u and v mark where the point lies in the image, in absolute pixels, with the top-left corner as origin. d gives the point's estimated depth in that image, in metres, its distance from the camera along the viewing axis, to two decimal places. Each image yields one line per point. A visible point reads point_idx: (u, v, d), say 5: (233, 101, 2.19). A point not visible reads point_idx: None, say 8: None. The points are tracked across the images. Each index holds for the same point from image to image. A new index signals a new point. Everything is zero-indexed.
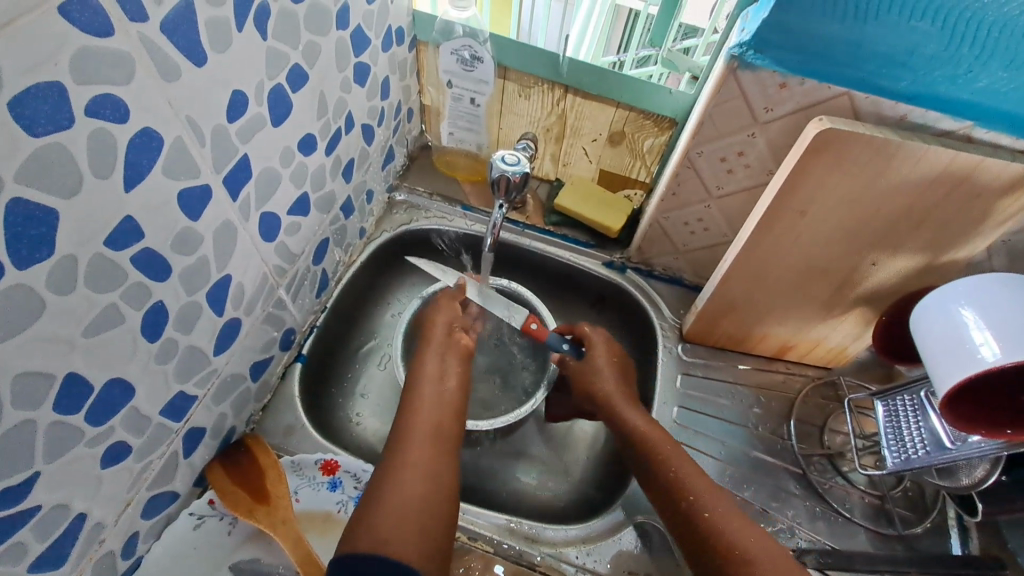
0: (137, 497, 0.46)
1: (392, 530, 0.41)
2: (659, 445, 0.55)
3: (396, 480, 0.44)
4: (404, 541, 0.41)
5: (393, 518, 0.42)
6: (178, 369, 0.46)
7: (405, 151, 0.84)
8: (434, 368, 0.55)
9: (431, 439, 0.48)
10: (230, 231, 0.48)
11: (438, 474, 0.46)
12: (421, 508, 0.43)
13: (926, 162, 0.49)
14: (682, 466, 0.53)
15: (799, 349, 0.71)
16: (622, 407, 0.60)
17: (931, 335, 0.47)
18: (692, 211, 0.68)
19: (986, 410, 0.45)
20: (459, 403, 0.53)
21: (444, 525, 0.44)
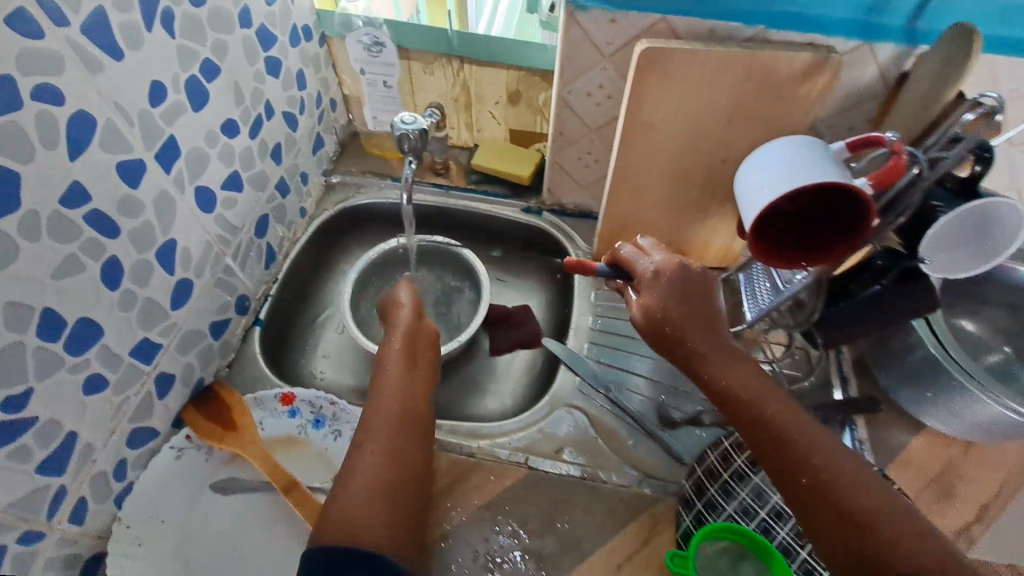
0: (120, 427, 0.56)
1: (356, 524, 0.46)
2: (791, 429, 0.47)
3: (368, 471, 0.49)
4: (374, 533, 0.46)
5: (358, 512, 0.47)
6: (140, 318, 0.56)
7: (335, 138, 0.94)
8: (399, 358, 0.60)
9: (398, 424, 0.53)
10: (168, 200, 0.58)
11: (400, 469, 0.51)
12: (376, 496, 0.48)
13: (735, 64, 0.59)
14: (829, 458, 0.46)
15: (693, 254, 0.81)
16: (750, 375, 0.51)
17: (741, 198, 0.56)
18: (580, 146, 0.78)
19: (800, 244, 0.51)
20: (421, 392, 0.58)
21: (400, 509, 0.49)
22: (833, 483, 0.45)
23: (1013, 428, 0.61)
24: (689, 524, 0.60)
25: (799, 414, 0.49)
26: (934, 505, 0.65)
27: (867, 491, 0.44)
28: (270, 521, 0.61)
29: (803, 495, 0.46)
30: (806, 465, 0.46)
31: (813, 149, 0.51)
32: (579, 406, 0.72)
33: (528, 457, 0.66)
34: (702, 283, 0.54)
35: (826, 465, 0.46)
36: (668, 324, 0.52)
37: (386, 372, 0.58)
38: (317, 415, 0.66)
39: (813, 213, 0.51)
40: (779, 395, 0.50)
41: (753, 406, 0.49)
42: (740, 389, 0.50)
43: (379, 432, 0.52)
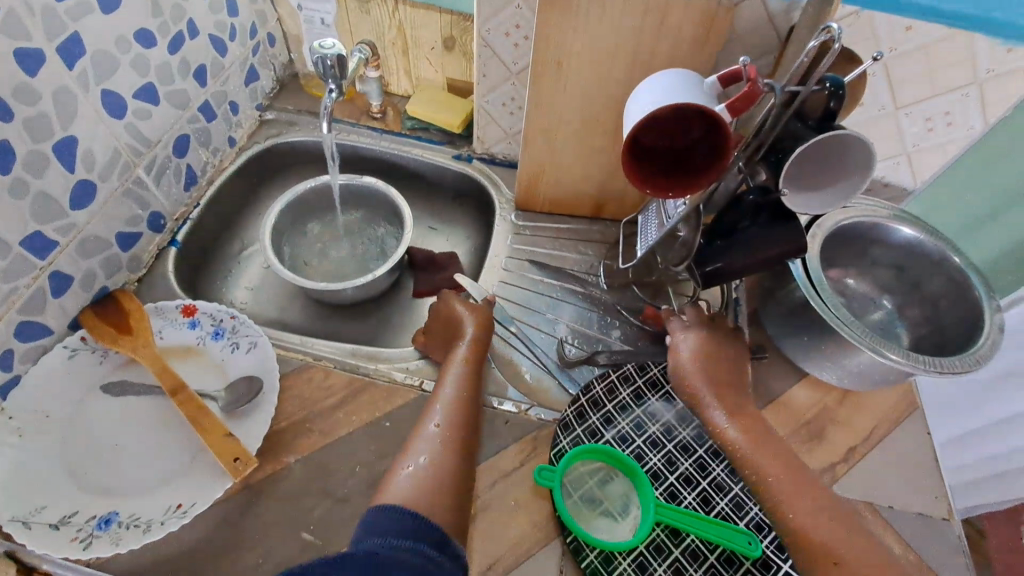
0: (7, 315, 0.56)
1: (419, 499, 0.48)
2: (790, 491, 0.54)
3: (430, 460, 0.52)
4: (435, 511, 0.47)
5: (432, 492, 0.49)
6: (33, 208, 0.57)
7: (272, 74, 0.94)
8: (466, 361, 0.62)
9: (471, 428, 0.56)
10: (70, 96, 0.58)
11: (466, 463, 0.53)
12: (443, 482, 0.50)
13: (634, 5, 0.61)
14: (823, 519, 0.52)
15: (610, 205, 0.83)
16: (771, 443, 0.57)
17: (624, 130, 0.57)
18: (504, 90, 0.80)
19: (669, 175, 0.53)
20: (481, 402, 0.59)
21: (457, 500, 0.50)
22: (814, 534, 0.51)
23: (878, 372, 0.65)
24: (565, 445, 0.62)
25: (815, 486, 0.54)
26: (805, 445, 0.68)
27: (854, 552, 0.50)
28: (157, 421, 0.62)
29: (798, 543, 0.52)
30: (800, 518, 0.52)
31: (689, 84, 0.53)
32: None
33: (422, 380, 0.66)
34: (720, 347, 0.63)
35: (818, 519, 0.52)
36: (689, 377, 0.61)
37: (460, 373, 0.60)
38: (216, 326, 0.67)
39: (681, 150, 0.53)
40: (786, 453, 0.56)
41: (754, 461, 0.56)
42: (761, 452, 0.56)
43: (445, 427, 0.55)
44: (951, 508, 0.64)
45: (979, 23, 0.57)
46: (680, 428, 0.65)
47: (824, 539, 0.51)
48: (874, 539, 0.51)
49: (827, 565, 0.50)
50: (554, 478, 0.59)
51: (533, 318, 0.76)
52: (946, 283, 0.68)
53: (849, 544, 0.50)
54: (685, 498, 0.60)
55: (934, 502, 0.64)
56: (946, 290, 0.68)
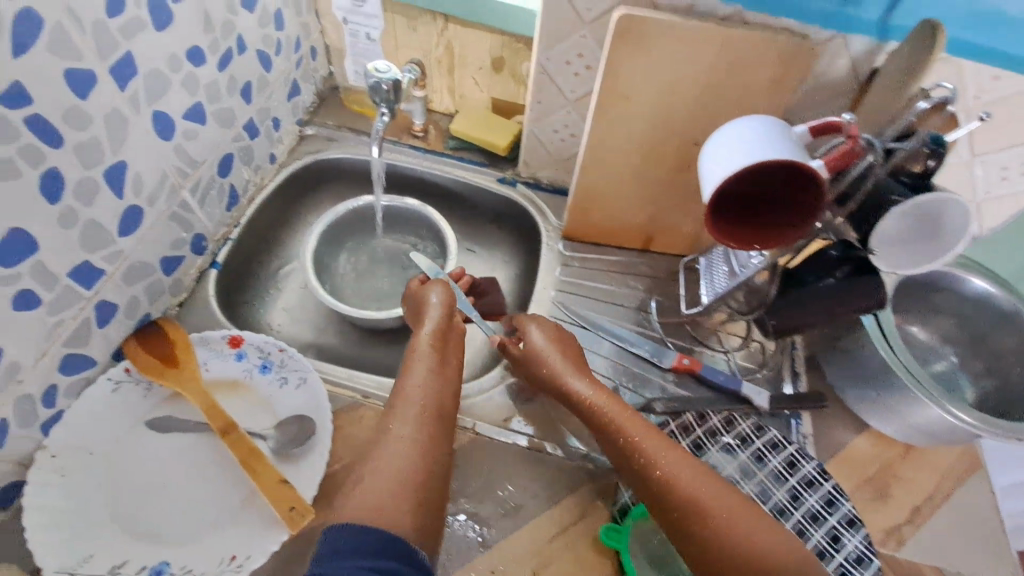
0: (52, 350, 0.54)
1: (377, 502, 0.44)
2: (648, 443, 0.52)
3: (389, 447, 0.49)
4: (390, 514, 0.44)
5: (382, 489, 0.45)
6: (82, 238, 0.54)
7: (312, 89, 0.92)
8: (430, 346, 0.60)
9: (426, 422, 0.52)
10: (122, 119, 0.55)
11: (431, 458, 0.49)
12: (393, 481, 0.46)
13: (711, 40, 0.59)
14: (682, 475, 0.50)
15: (661, 238, 0.81)
16: (615, 409, 0.56)
17: (701, 181, 0.56)
18: (559, 117, 0.77)
19: (746, 226, 0.51)
20: (444, 395, 0.56)
21: (425, 508, 0.46)
22: (678, 490, 0.49)
23: (950, 433, 0.63)
24: (628, 500, 0.60)
25: (675, 448, 0.52)
26: (868, 501, 0.66)
27: (703, 491, 0.48)
28: (204, 460, 0.59)
29: (651, 494, 0.51)
30: (646, 467, 0.51)
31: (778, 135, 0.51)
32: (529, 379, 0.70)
33: (476, 424, 0.66)
34: (562, 330, 0.66)
35: (666, 463, 0.51)
36: (551, 358, 0.62)
37: (414, 359, 0.58)
38: (264, 359, 0.64)
39: (766, 202, 0.51)
40: (642, 416, 0.55)
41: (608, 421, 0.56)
42: (608, 419, 0.56)
43: (405, 411, 0.52)
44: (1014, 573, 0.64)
45: None
46: (744, 484, 0.61)
47: (667, 482, 0.50)
48: (709, 475, 0.50)
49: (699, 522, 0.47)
50: (622, 539, 0.57)
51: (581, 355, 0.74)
52: (1020, 342, 0.67)
53: (697, 482, 0.49)
54: None
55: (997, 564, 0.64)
56: (1019, 347, 0.67)
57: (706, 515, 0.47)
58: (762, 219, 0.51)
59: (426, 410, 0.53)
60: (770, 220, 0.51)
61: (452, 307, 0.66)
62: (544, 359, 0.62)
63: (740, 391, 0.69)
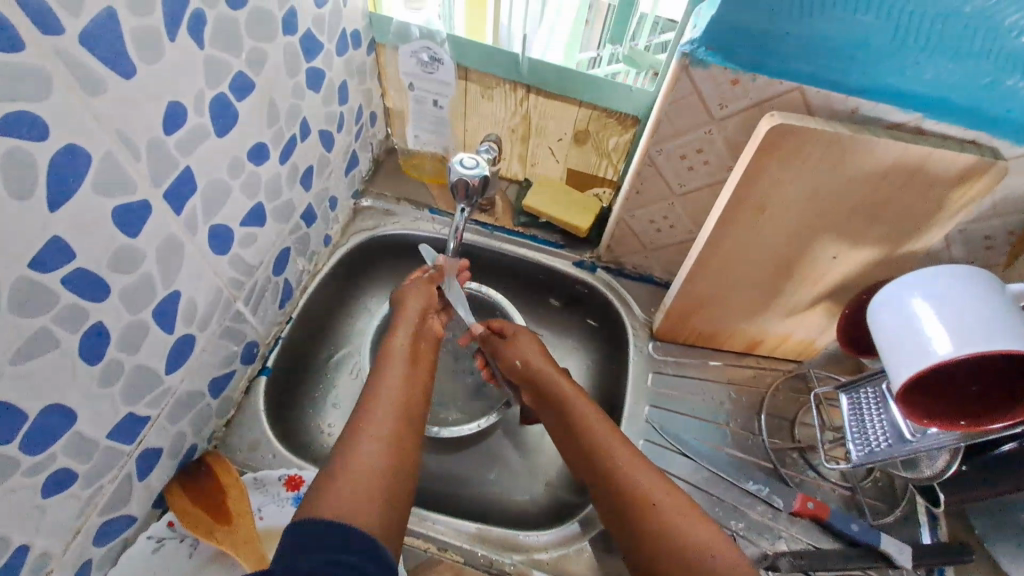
0: (87, 524, 0.45)
1: (358, 491, 0.41)
2: (614, 450, 0.52)
3: (369, 441, 0.45)
4: (363, 508, 0.40)
5: (360, 481, 0.42)
6: (125, 390, 0.45)
7: (370, 155, 0.83)
8: (406, 346, 0.56)
9: (403, 417, 0.48)
10: (176, 246, 0.46)
11: (409, 456, 0.46)
12: (378, 474, 0.43)
13: (880, 155, 0.49)
14: (646, 480, 0.49)
15: (768, 344, 0.71)
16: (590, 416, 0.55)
17: (883, 320, 0.47)
18: (657, 209, 0.67)
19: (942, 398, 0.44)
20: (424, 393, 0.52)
21: (398, 502, 0.43)
22: (637, 491, 0.48)
23: None
24: None
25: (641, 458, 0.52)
26: None
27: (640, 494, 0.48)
28: None
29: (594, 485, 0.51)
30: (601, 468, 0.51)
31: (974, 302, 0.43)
32: None
33: None
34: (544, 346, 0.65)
35: (617, 467, 0.50)
36: (532, 364, 0.61)
37: (389, 359, 0.54)
38: None
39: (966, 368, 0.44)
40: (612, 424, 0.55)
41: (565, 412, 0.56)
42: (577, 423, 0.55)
43: (378, 413, 0.47)
44: None
45: None
46: None
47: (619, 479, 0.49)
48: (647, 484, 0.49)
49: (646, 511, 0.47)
50: None
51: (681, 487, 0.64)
52: None
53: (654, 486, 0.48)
54: None
55: None
56: None
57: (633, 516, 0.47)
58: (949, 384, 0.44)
59: (404, 405, 0.49)
60: (964, 389, 0.44)
61: (429, 310, 0.62)
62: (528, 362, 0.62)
63: (880, 545, 0.58)
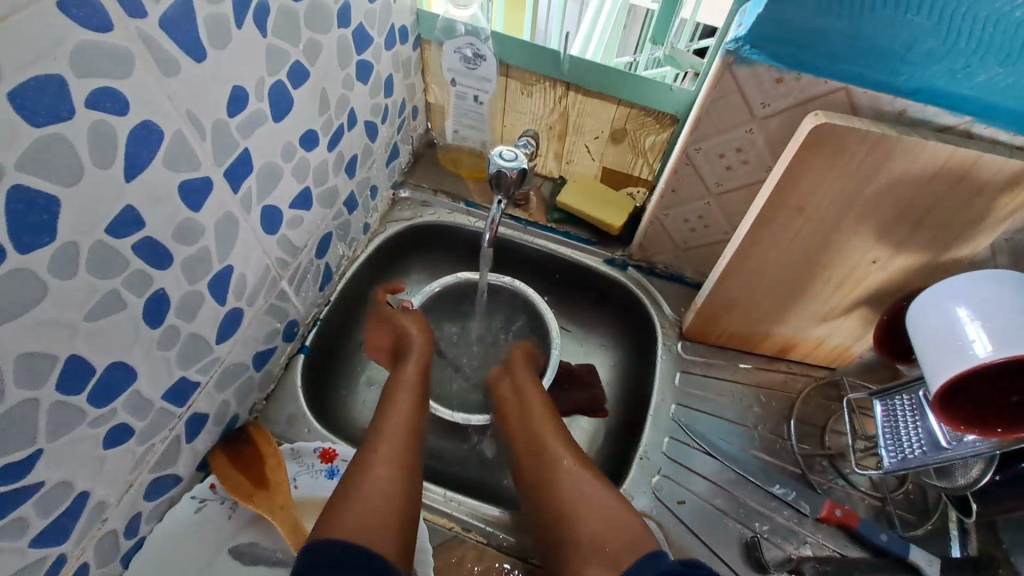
0: (139, 479, 0.48)
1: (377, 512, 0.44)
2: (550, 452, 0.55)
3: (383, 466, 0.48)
4: (377, 531, 0.43)
5: (374, 501, 0.45)
6: (180, 355, 0.48)
7: (410, 148, 0.85)
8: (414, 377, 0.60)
9: (411, 444, 0.52)
10: (232, 223, 0.49)
11: (414, 478, 0.49)
12: (390, 496, 0.46)
13: (926, 158, 0.49)
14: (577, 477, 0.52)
15: (801, 348, 0.70)
16: (540, 422, 0.59)
17: (925, 319, 0.46)
18: (692, 208, 0.67)
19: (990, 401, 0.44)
20: (421, 421, 0.56)
21: (405, 525, 0.45)
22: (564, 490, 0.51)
23: None
24: None
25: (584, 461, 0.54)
26: None
27: (601, 526, 0.47)
28: None
29: (541, 505, 0.52)
30: (552, 479, 0.53)
31: (1003, 296, 0.42)
32: (652, 516, 0.62)
33: None
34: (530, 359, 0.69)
35: (568, 486, 0.51)
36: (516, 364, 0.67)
37: (399, 388, 0.58)
38: None
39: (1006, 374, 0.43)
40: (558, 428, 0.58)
41: (529, 424, 0.59)
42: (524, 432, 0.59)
43: (390, 440, 0.51)
44: None
45: None
46: None
47: (569, 496, 0.51)
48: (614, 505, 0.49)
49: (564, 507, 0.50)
50: None
51: (706, 487, 0.64)
52: None
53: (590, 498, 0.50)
54: None
55: None
56: None
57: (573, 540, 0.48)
58: (982, 386, 0.44)
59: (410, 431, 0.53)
60: (1000, 396, 0.43)
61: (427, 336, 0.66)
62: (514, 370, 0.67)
63: (908, 557, 0.57)
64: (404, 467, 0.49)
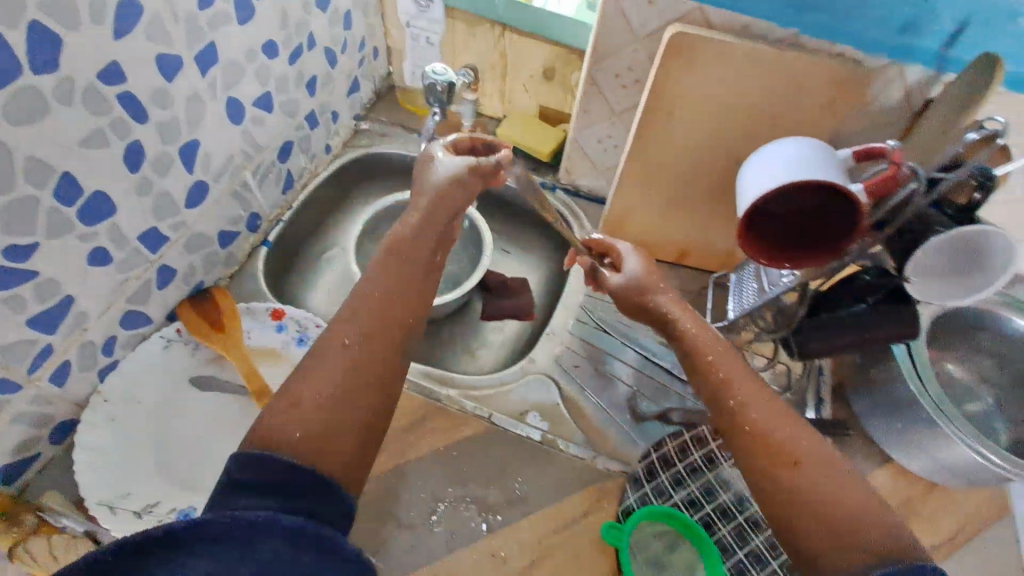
0: (115, 305, 0.59)
1: (314, 427, 0.40)
2: (740, 384, 0.48)
3: (326, 385, 0.42)
4: (328, 453, 0.40)
5: (316, 419, 0.40)
6: (153, 205, 0.59)
7: (372, 86, 0.96)
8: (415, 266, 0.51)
9: (390, 348, 0.46)
10: (198, 101, 0.61)
11: (376, 404, 0.44)
12: (323, 417, 0.41)
13: (763, 63, 0.60)
14: (759, 399, 0.46)
15: (696, 254, 0.81)
16: (710, 353, 0.51)
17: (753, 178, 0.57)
18: (602, 127, 0.79)
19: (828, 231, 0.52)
20: (401, 308, 0.48)
21: (350, 442, 0.41)
22: (789, 436, 0.44)
23: (975, 471, 0.62)
24: (633, 502, 0.61)
25: (766, 393, 0.47)
26: None
27: (840, 496, 0.41)
28: (234, 420, 0.64)
29: (765, 486, 0.43)
30: (745, 418, 0.46)
31: (825, 157, 0.51)
32: (554, 378, 0.73)
33: (492, 414, 0.67)
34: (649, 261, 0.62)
35: (807, 432, 0.44)
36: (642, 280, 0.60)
37: (389, 258, 0.51)
38: (301, 333, 0.69)
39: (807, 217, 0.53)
40: (729, 350, 0.51)
41: (699, 360, 0.51)
42: (698, 375, 0.51)
43: (351, 353, 0.44)
44: None
45: None
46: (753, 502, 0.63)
47: (828, 470, 0.42)
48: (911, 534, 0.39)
49: (786, 462, 0.43)
50: (622, 536, 0.58)
51: (602, 359, 0.75)
52: None
53: (835, 472, 0.42)
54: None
55: None
56: None
57: (794, 515, 0.41)
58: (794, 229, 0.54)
59: (392, 324, 0.47)
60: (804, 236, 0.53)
61: (449, 202, 0.55)
62: (649, 293, 0.59)
63: None
64: (354, 366, 0.44)
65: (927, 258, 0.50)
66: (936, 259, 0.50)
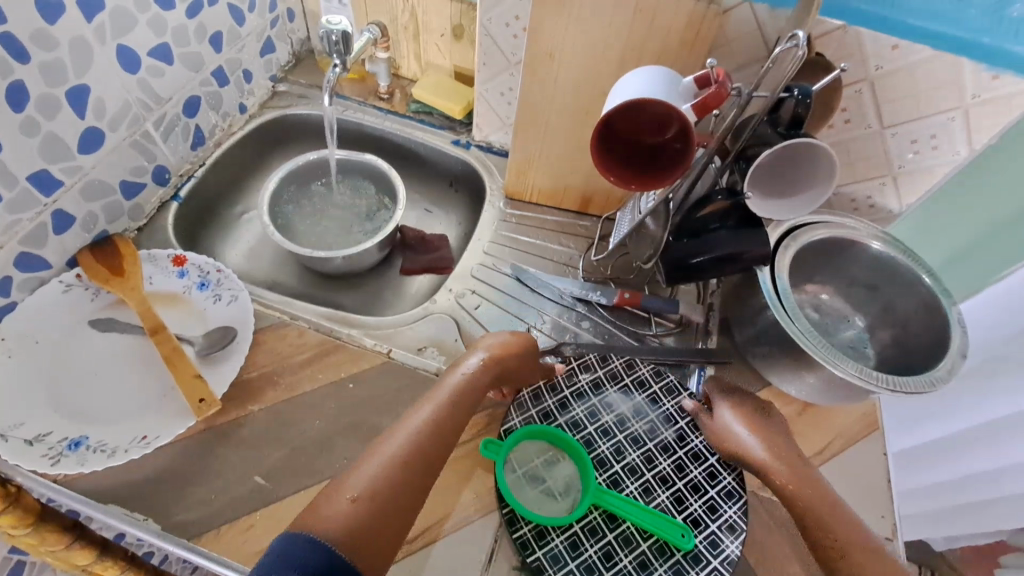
0: (7, 245, 0.61)
1: (349, 525, 0.45)
2: (850, 543, 0.53)
3: (370, 498, 0.47)
4: (364, 552, 0.45)
5: (364, 518, 0.46)
6: (42, 146, 0.61)
7: (289, 48, 0.98)
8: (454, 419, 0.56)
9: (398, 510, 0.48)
10: (86, 47, 0.62)
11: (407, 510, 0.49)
12: (368, 520, 0.46)
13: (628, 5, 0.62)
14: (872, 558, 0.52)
15: (597, 202, 0.84)
16: (809, 505, 0.56)
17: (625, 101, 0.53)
18: (503, 80, 0.82)
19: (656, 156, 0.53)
20: (438, 444, 0.53)
21: (383, 537, 0.46)
22: None
23: (836, 385, 0.67)
24: (515, 423, 0.65)
25: (866, 541, 0.54)
26: None
27: None
28: (132, 358, 0.66)
29: None
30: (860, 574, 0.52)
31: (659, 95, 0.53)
32: (456, 317, 0.76)
33: (391, 349, 0.70)
34: (747, 397, 0.65)
35: None
36: (735, 431, 0.62)
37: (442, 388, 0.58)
38: (203, 278, 0.71)
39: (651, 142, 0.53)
40: (834, 499, 0.57)
41: (810, 523, 0.56)
42: (810, 533, 0.55)
43: (399, 483, 0.49)
44: (896, 529, 0.65)
45: (951, 43, 0.59)
46: (633, 421, 0.66)
47: None
48: None
49: None
50: (500, 452, 0.61)
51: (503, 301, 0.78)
52: (918, 306, 0.70)
53: None
54: (627, 487, 0.62)
55: (879, 520, 0.66)
56: (917, 313, 0.70)
57: None
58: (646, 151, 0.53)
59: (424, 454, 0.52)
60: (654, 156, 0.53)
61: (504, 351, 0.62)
62: (735, 442, 0.62)
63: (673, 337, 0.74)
64: (398, 483, 0.49)
65: (827, 165, 0.54)
66: (815, 166, 0.56)
